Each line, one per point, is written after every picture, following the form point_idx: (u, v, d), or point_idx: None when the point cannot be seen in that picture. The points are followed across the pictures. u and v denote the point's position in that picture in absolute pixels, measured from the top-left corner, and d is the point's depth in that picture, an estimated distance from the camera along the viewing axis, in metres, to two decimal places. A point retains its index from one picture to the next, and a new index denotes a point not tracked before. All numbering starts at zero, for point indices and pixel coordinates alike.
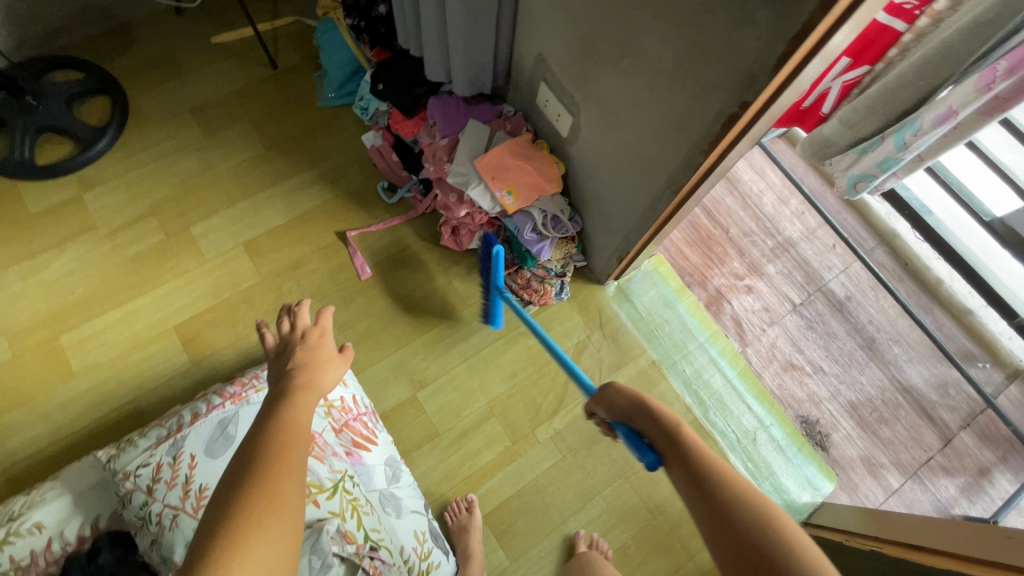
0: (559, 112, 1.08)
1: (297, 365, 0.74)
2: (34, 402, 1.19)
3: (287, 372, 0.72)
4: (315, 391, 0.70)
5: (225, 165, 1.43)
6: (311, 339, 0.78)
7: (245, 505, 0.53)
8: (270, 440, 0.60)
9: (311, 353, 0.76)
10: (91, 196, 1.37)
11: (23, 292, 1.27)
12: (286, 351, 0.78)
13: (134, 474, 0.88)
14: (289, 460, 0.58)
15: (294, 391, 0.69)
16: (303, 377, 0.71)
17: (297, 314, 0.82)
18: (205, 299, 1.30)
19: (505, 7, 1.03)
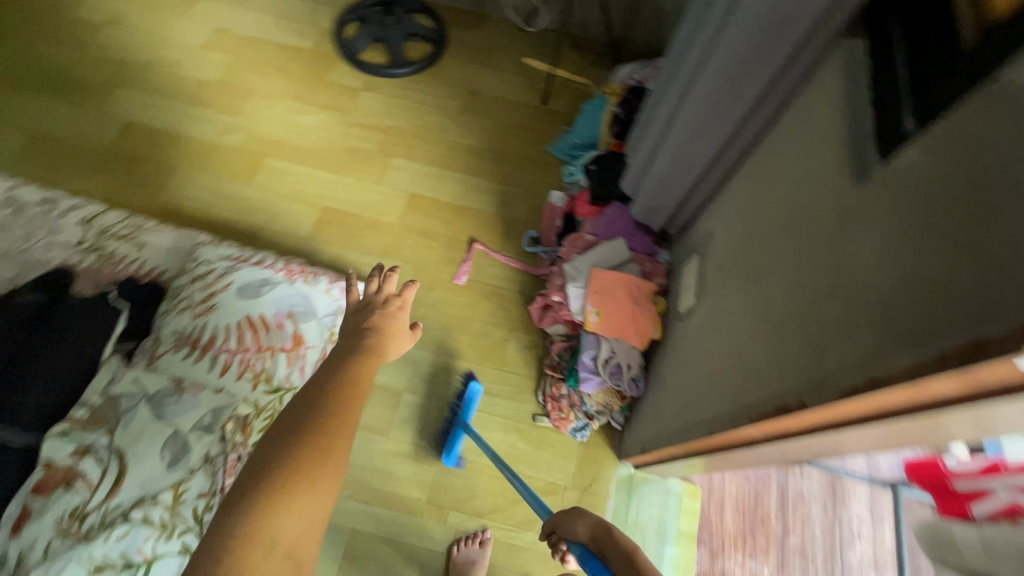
0: (690, 288, 1.07)
1: (373, 328, 0.90)
2: (221, 182, 1.57)
3: (364, 333, 0.88)
4: (378, 356, 0.85)
5: (451, 137, 1.69)
6: (390, 309, 0.95)
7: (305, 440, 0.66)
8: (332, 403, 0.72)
9: (389, 320, 0.93)
10: (366, 95, 1.74)
11: (279, 118, 1.68)
12: (369, 308, 0.95)
13: (199, 263, 1.15)
14: (338, 428, 0.69)
15: (360, 353, 0.83)
16: (374, 342, 0.86)
17: (386, 283, 0.99)
18: (355, 205, 1.55)
19: (713, 176, 1.08)
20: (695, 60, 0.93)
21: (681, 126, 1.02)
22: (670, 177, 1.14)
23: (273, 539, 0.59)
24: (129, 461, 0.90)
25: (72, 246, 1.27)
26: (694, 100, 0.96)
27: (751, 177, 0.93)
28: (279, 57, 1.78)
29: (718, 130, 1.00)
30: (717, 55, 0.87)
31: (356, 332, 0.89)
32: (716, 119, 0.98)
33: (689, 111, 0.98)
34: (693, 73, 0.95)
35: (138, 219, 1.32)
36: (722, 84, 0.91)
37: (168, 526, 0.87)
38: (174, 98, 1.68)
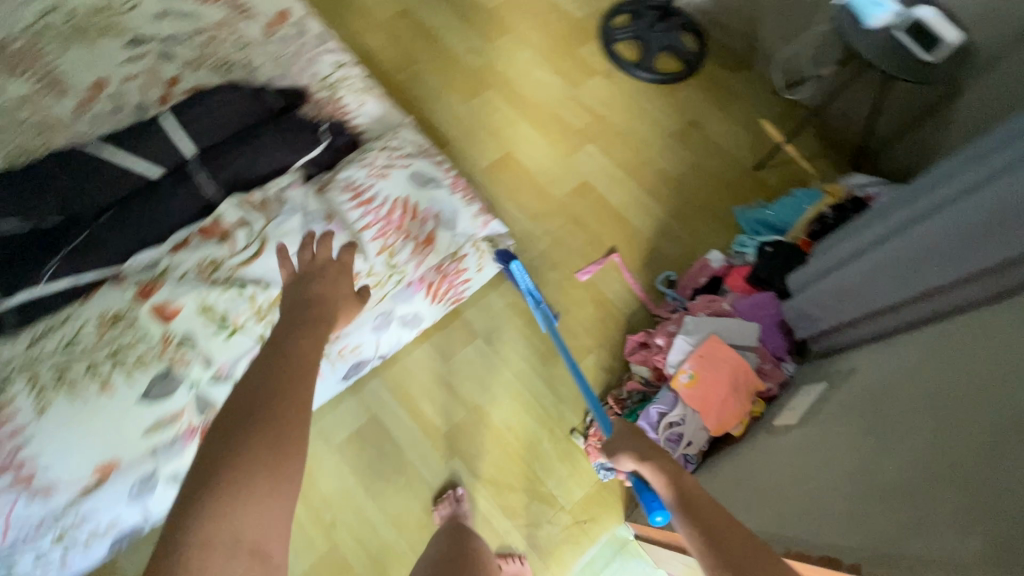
0: (799, 408, 0.98)
1: (315, 299, 0.82)
2: (446, 88, 1.73)
3: (308, 306, 0.81)
4: (324, 325, 0.78)
5: (649, 154, 1.72)
6: (329, 274, 0.89)
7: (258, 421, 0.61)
8: (283, 381, 0.66)
9: (328, 287, 0.86)
10: (599, 80, 1.82)
11: (520, 64, 1.82)
12: (309, 280, 0.87)
13: (396, 135, 1.28)
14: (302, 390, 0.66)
15: (302, 328, 0.76)
16: (318, 310, 0.80)
17: (320, 252, 0.92)
18: (536, 165, 1.64)
19: (890, 317, 0.97)
20: (959, 187, 0.80)
21: (897, 247, 0.89)
22: (850, 295, 1.01)
23: (234, 535, 0.54)
24: (265, 249, 1.05)
25: (318, 77, 1.48)
26: (929, 228, 0.83)
27: (947, 338, 0.79)
28: (548, 14, 1.92)
29: (937, 275, 0.85)
30: (991, 193, 0.74)
31: (301, 309, 0.80)
32: (941, 262, 0.84)
33: (916, 235, 0.85)
34: (947, 199, 0.81)
35: (372, 83, 1.51)
36: (975, 226, 0.77)
37: (262, 312, 1.03)
38: (451, 5, 1.89)
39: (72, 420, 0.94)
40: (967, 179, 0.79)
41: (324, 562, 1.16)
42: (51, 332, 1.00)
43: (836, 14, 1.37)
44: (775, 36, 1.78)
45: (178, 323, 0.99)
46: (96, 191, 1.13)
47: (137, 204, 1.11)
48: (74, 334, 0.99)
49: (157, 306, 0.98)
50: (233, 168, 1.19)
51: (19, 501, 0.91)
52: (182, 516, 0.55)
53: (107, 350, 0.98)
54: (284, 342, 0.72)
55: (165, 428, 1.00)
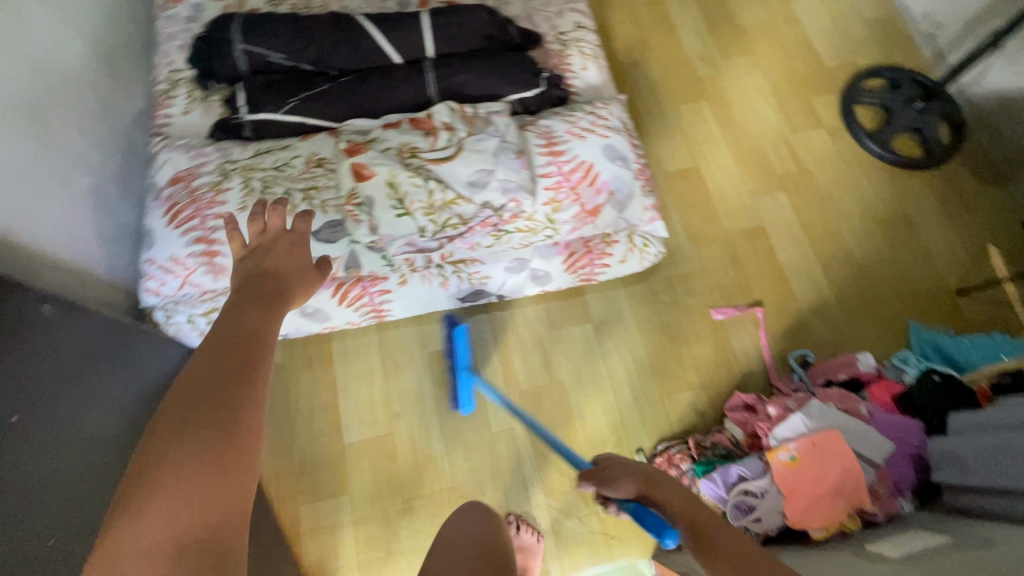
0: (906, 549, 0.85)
1: (264, 282, 0.80)
2: (664, 84, 1.71)
3: (246, 289, 0.77)
4: (272, 308, 0.76)
5: (841, 227, 1.57)
6: (281, 246, 0.87)
7: (207, 408, 0.58)
8: (216, 368, 0.62)
9: (292, 261, 0.86)
10: (822, 134, 1.69)
11: (747, 87, 1.74)
12: (251, 258, 0.84)
13: (606, 108, 1.29)
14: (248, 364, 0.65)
15: (238, 306, 0.74)
16: (274, 285, 0.80)
17: (268, 219, 0.89)
18: (718, 190, 1.58)
19: None
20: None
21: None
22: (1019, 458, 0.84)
23: (177, 536, 0.51)
24: (458, 156, 1.10)
25: (556, 30, 1.54)
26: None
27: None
28: (799, 50, 1.81)
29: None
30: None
31: (251, 290, 0.77)
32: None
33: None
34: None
35: (601, 53, 1.54)
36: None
37: (433, 207, 1.08)
38: (704, 8, 1.85)
39: None
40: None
41: (376, 443, 1.25)
42: (271, 152, 1.17)
43: None
44: None
45: (366, 187, 1.07)
46: (345, 56, 1.29)
47: (372, 79, 1.26)
48: (287, 160, 1.16)
49: (358, 164, 1.08)
50: (457, 80, 1.28)
51: (199, 270, 1.09)
52: (126, 510, 0.51)
53: (304, 185, 1.13)
54: (232, 323, 0.70)
55: None
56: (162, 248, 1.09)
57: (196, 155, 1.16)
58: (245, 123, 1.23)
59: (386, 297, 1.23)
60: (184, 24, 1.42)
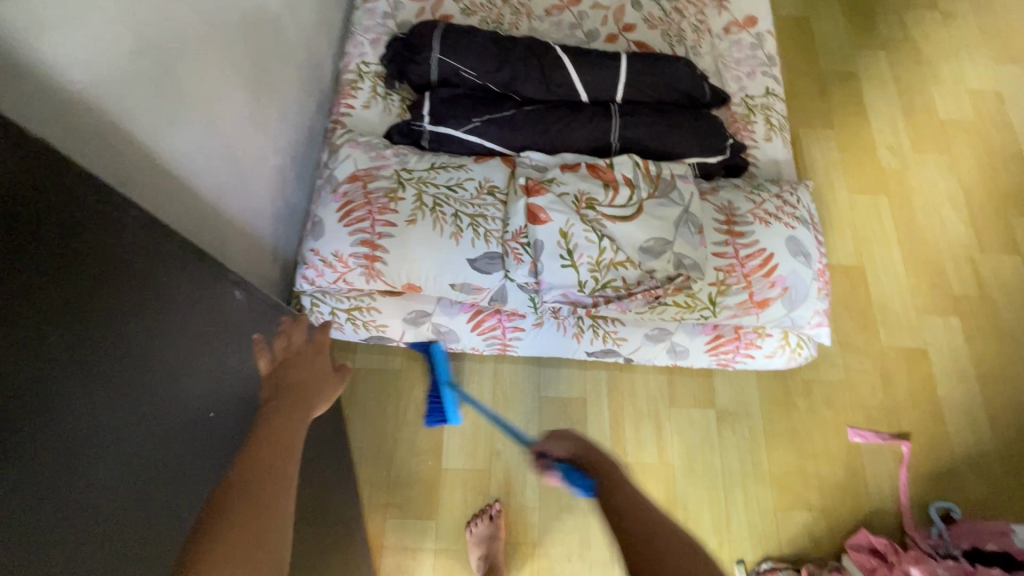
0: None
1: (285, 387, 0.63)
2: (840, 168, 1.58)
3: (275, 392, 0.62)
4: (301, 409, 0.61)
5: (1018, 370, 1.38)
6: (308, 361, 0.66)
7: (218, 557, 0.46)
8: (235, 502, 0.49)
9: (312, 361, 0.66)
10: (1016, 261, 1.50)
11: (934, 189, 1.57)
12: (282, 361, 0.66)
13: (794, 193, 1.19)
14: (273, 506, 0.50)
15: (272, 408, 0.59)
16: (294, 402, 0.61)
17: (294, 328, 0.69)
18: (880, 296, 1.44)
19: None
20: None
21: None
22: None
23: None
24: (637, 218, 1.05)
25: (744, 93, 1.46)
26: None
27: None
28: (1004, 161, 1.62)
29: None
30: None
31: (285, 393, 0.62)
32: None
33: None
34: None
35: (786, 125, 1.44)
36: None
37: (599, 265, 1.04)
38: (899, 93, 1.69)
39: (422, 242, 1.09)
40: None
41: (472, 475, 1.23)
42: (446, 169, 1.17)
43: None
44: None
45: (538, 230, 1.04)
46: (534, 84, 1.27)
47: (555, 114, 1.24)
48: (461, 181, 1.15)
49: (535, 205, 1.06)
50: (643, 131, 1.24)
51: (357, 271, 1.11)
52: None
53: (472, 210, 1.12)
54: (259, 439, 0.55)
55: (465, 292, 1.12)
56: (328, 241, 1.11)
57: (377, 157, 1.18)
58: (424, 132, 1.24)
59: (518, 334, 1.21)
60: (380, 18, 1.45)
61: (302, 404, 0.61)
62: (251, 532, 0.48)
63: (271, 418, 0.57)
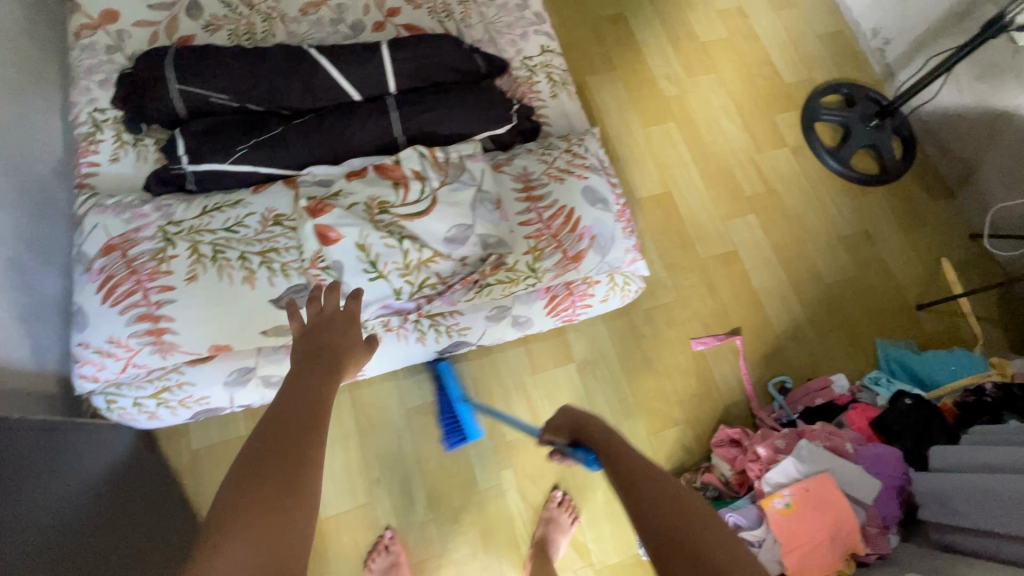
0: None
1: (324, 349, 0.74)
2: (629, 106, 1.69)
3: (317, 351, 0.73)
4: (336, 375, 0.71)
5: (808, 247, 1.60)
6: (334, 328, 0.77)
7: (277, 478, 0.56)
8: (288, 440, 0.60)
9: (343, 333, 0.77)
10: (785, 153, 1.72)
11: (711, 107, 1.74)
12: (316, 328, 0.77)
13: (583, 146, 1.24)
14: (304, 455, 0.59)
15: (321, 368, 0.70)
16: (326, 361, 0.72)
17: (328, 294, 0.80)
18: (689, 215, 1.57)
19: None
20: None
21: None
22: (995, 501, 0.88)
23: None
24: (434, 210, 1.02)
25: (523, 55, 1.48)
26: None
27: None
28: (758, 68, 1.83)
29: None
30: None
31: (316, 356, 0.72)
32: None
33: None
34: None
35: (568, 78, 1.49)
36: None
37: (408, 268, 1.00)
38: (664, 25, 1.82)
39: (213, 297, 0.99)
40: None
41: (358, 511, 1.18)
42: (221, 210, 1.06)
43: None
44: (998, 177, 1.61)
45: (333, 250, 0.97)
46: (298, 93, 1.17)
47: (329, 121, 1.16)
48: (240, 219, 1.05)
49: (323, 225, 0.98)
50: (426, 118, 1.20)
51: (145, 351, 0.97)
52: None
53: (260, 247, 1.02)
54: (305, 388, 0.67)
55: (280, 334, 1.03)
56: (97, 329, 0.96)
57: (132, 217, 1.03)
58: (186, 174, 1.10)
59: None
60: (104, 55, 1.26)
61: (334, 369, 0.72)
62: (282, 464, 0.57)
63: (305, 376, 0.69)
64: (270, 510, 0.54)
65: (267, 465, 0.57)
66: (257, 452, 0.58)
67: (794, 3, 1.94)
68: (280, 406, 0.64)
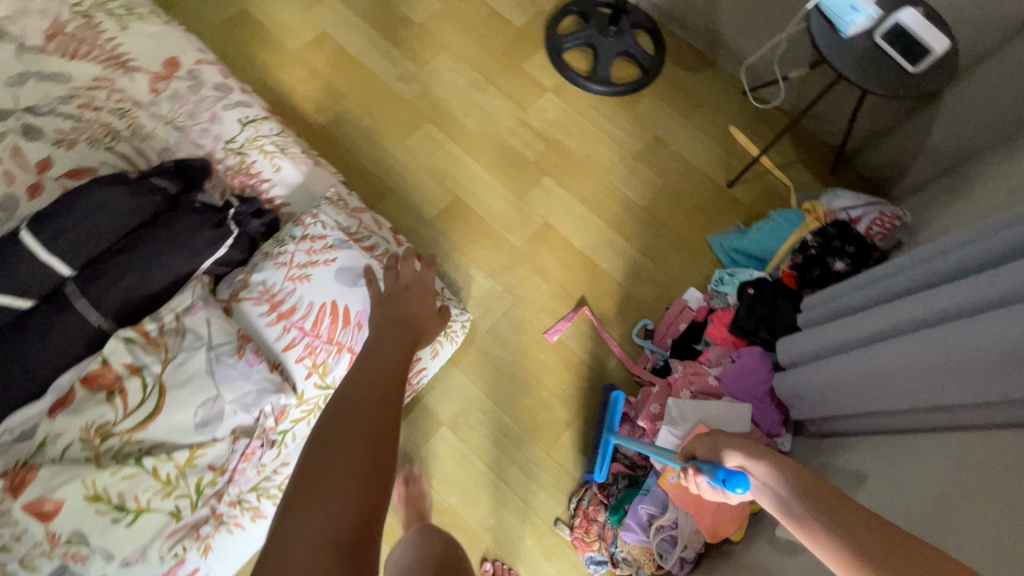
0: None
1: (404, 316, 0.91)
2: (378, 129, 1.54)
3: (396, 319, 0.90)
4: (410, 340, 0.86)
5: (612, 179, 1.56)
6: (411, 294, 0.96)
7: (375, 413, 0.67)
8: (371, 389, 0.71)
9: (416, 304, 0.95)
10: (551, 97, 1.63)
11: (458, 86, 1.61)
12: (391, 298, 0.95)
13: (318, 219, 1.08)
14: (393, 405, 0.70)
15: (405, 335, 0.87)
16: (406, 330, 0.88)
17: (403, 268, 0.99)
18: (488, 210, 1.48)
19: (876, 417, 0.85)
20: (952, 244, 0.81)
21: (892, 320, 0.81)
22: (840, 390, 0.89)
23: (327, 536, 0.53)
24: (167, 402, 0.85)
25: (222, 141, 1.28)
26: (932, 296, 0.76)
27: (997, 458, 0.64)
28: (486, 23, 1.70)
29: (922, 355, 0.74)
30: (986, 248, 0.73)
31: (398, 323, 0.89)
32: (922, 337, 0.74)
33: (911, 308, 0.78)
34: (935, 261, 0.81)
35: (286, 140, 1.31)
36: (957, 288, 0.72)
37: (170, 484, 0.83)
38: (373, 24, 1.65)
39: None
40: (966, 235, 0.79)
41: None
42: None
43: (809, 19, 1.21)
44: (739, 31, 1.62)
45: (60, 523, 0.78)
46: None
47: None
48: None
49: (31, 500, 0.78)
50: (121, 288, 0.97)
51: None
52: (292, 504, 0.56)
53: None
54: (383, 353, 0.80)
55: None
56: None
57: None
58: None
59: None
60: None
61: (414, 333, 0.89)
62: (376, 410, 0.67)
63: (382, 345, 0.83)
64: (368, 420, 0.65)
65: (364, 394, 0.70)
66: (357, 391, 0.70)
67: None
68: (367, 363, 0.78)
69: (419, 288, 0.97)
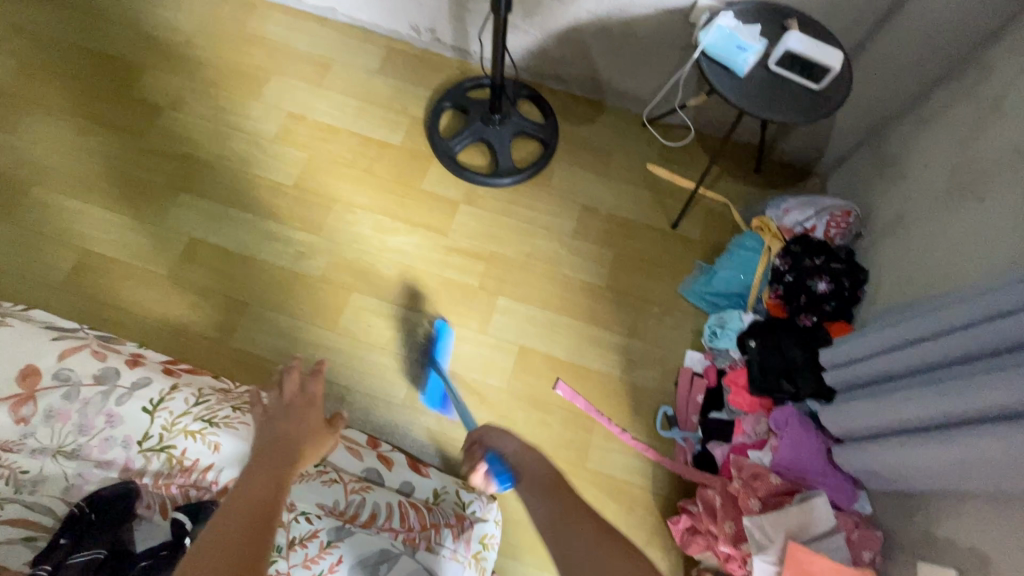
0: None
1: (286, 433, 0.83)
2: (300, 324, 1.33)
3: (274, 439, 0.82)
4: (292, 460, 0.80)
5: (563, 269, 1.46)
6: (296, 412, 0.88)
7: (240, 556, 0.62)
8: (242, 521, 0.66)
9: (296, 425, 0.85)
10: (465, 209, 1.50)
11: (364, 238, 1.44)
12: (275, 415, 0.87)
13: (297, 514, 0.91)
14: (262, 542, 0.65)
15: (289, 455, 0.80)
16: (291, 453, 0.81)
17: (288, 384, 0.91)
18: (457, 362, 1.33)
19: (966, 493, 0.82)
20: (970, 318, 0.80)
21: (943, 406, 0.79)
22: (915, 472, 0.86)
23: None
24: None
25: (135, 443, 1.04)
26: (981, 385, 0.73)
27: None
28: (363, 156, 1.53)
29: (1004, 453, 0.71)
30: (1011, 330, 0.73)
31: (275, 448, 0.81)
32: (994, 436, 0.71)
33: (956, 398, 0.77)
34: (962, 337, 0.79)
35: (213, 406, 1.10)
36: (1003, 383, 0.70)
37: None
38: (242, 207, 1.44)
39: None
40: (980, 309, 0.78)
41: None
42: None
43: (699, 68, 1.15)
44: (618, 72, 1.56)
45: None
46: None
47: None
48: None
49: None
50: None
51: None
52: None
53: None
54: (255, 477, 0.74)
55: None
56: None
57: None
58: None
59: None
60: None
61: (297, 459, 0.81)
62: (244, 546, 0.63)
63: (262, 467, 0.76)
64: (229, 565, 0.61)
65: (229, 530, 0.65)
66: (227, 522, 0.66)
67: (327, 63, 1.65)
68: (239, 490, 0.71)
69: (304, 401, 0.89)
